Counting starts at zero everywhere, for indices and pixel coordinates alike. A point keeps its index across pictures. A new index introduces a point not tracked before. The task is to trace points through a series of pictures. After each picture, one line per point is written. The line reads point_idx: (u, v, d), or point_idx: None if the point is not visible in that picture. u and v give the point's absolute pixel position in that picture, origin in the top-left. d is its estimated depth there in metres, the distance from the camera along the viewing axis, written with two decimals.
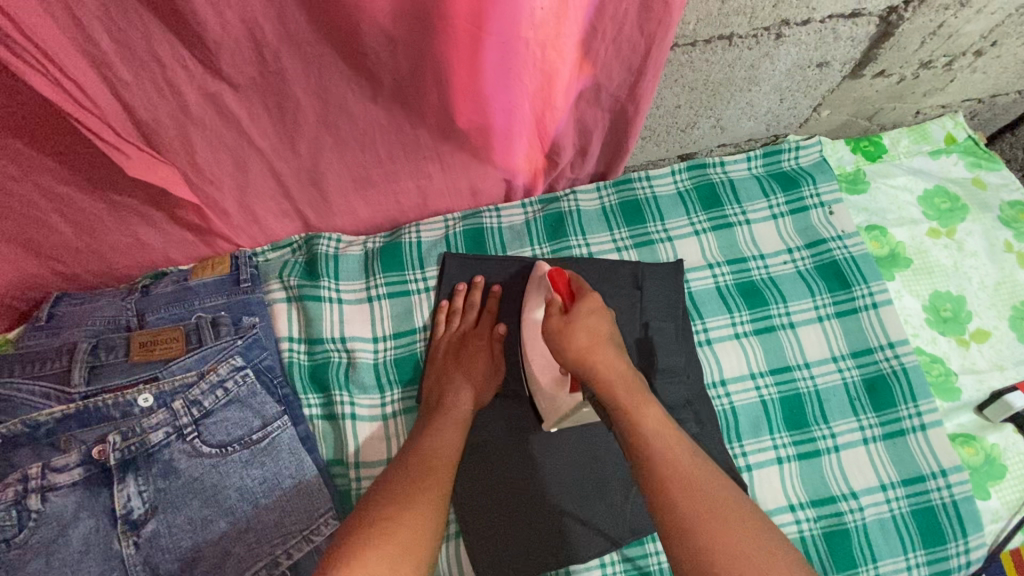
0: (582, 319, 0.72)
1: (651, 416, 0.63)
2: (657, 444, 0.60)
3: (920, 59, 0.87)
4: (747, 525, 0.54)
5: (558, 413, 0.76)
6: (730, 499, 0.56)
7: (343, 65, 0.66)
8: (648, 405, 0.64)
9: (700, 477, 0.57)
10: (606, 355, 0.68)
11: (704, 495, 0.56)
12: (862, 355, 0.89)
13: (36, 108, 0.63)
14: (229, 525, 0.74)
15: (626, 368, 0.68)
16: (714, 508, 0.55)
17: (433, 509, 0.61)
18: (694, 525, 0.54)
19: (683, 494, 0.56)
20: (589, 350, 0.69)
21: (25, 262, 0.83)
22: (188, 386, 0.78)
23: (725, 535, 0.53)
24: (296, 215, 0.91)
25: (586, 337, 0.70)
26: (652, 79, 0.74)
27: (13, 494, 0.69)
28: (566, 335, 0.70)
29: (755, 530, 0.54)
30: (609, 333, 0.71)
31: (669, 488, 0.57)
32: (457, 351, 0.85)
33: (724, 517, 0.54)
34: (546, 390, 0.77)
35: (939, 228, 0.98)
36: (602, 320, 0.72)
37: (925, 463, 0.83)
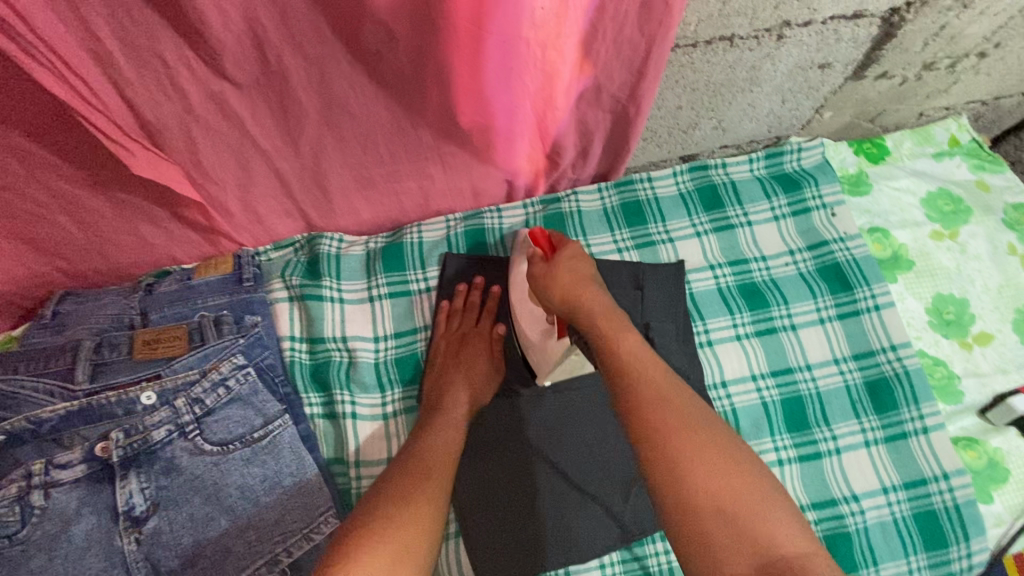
0: (565, 263, 0.74)
1: (630, 341, 0.63)
2: (636, 366, 0.60)
3: (922, 60, 0.87)
4: (725, 450, 0.53)
5: (549, 363, 0.83)
6: (709, 424, 0.55)
7: (345, 65, 0.66)
8: (628, 332, 0.64)
9: (677, 399, 0.56)
10: (592, 295, 0.69)
11: (682, 416, 0.55)
12: (864, 357, 0.88)
13: (43, 107, 0.63)
14: (229, 523, 0.74)
15: (609, 304, 0.69)
16: (691, 427, 0.54)
17: (431, 504, 0.62)
18: (667, 439, 0.53)
19: (661, 412, 0.55)
20: (571, 288, 0.71)
21: (31, 260, 0.84)
22: (190, 384, 0.78)
23: (700, 455, 0.52)
24: (298, 215, 0.91)
25: (570, 279, 0.72)
26: (653, 80, 0.74)
27: (17, 490, 0.70)
28: (551, 278, 0.73)
29: (734, 456, 0.53)
30: (591, 276, 0.73)
31: (646, 405, 0.56)
32: (460, 352, 0.85)
33: (700, 437, 0.53)
34: (535, 342, 0.83)
35: (942, 231, 0.98)
36: (584, 264, 0.75)
37: (927, 467, 0.83)
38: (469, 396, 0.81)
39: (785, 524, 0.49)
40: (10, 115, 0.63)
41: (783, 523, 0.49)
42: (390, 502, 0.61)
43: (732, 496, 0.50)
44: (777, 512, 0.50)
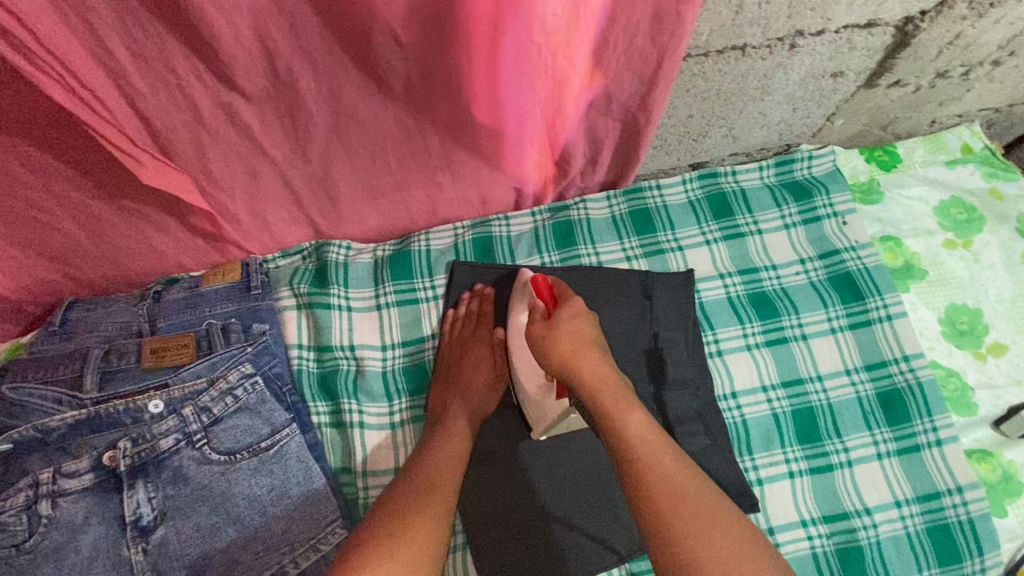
0: (565, 326, 0.71)
1: (636, 423, 0.63)
2: (645, 454, 0.61)
3: (936, 69, 0.86)
4: (739, 539, 0.55)
5: (545, 421, 0.77)
6: (723, 511, 0.57)
7: (355, 75, 0.66)
8: (634, 411, 0.64)
9: (689, 489, 0.58)
10: (591, 363, 0.68)
11: (694, 507, 0.56)
12: (875, 368, 0.87)
13: (54, 117, 0.64)
14: (236, 534, 0.74)
15: (613, 376, 0.68)
16: (704, 520, 0.55)
17: (431, 527, 0.60)
18: (682, 536, 0.55)
19: (673, 506, 0.56)
20: (575, 356, 0.69)
21: (41, 267, 0.84)
22: (197, 393, 0.78)
23: (717, 549, 0.54)
24: (307, 222, 0.91)
25: (571, 345, 0.69)
26: (664, 89, 0.73)
27: (24, 499, 0.70)
28: (551, 341, 0.70)
29: (747, 544, 0.55)
30: (594, 338, 0.71)
31: (659, 500, 0.57)
32: (461, 357, 0.85)
33: (713, 528, 0.55)
34: (533, 397, 0.78)
35: (955, 240, 0.97)
36: (586, 324, 0.72)
37: (941, 480, 0.82)
38: (473, 405, 0.80)
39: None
40: (21, 126, 0.64)
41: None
42: (395, 516, 0.60)
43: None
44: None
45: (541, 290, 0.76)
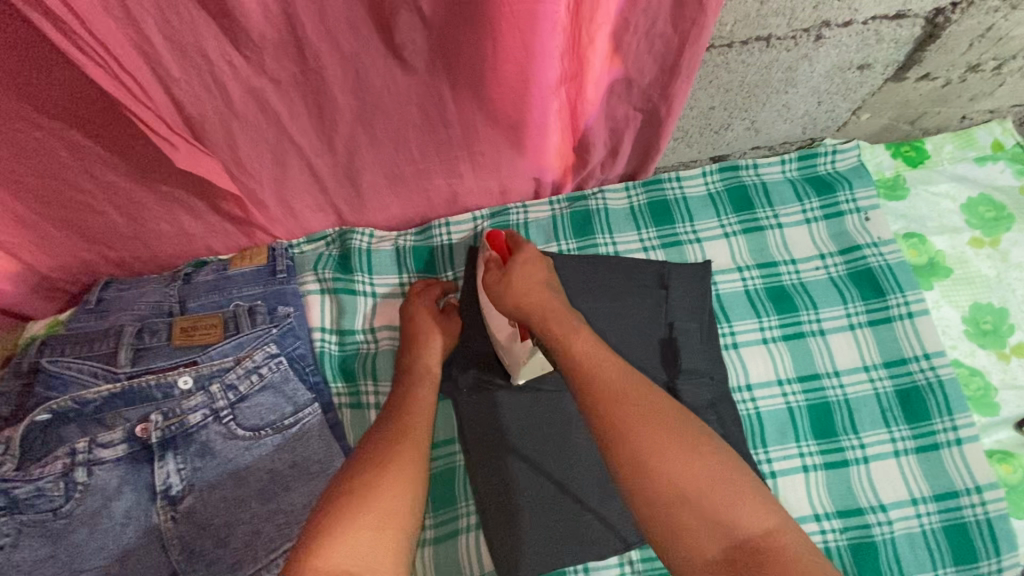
0: (518, 267, 0.74)
1: (583, 342, 0.64)
2: (591, 364, 0.62)
3: (967, 62, 0.84)
4: (686, 435, 0.56)
5: (519, 361, 0.79)
6: (670, 411, 0.58)
7: (379, 63, 0.68)
8: (579, 331, 0.66)
9: (637, 393, 0.59)
10: (543, 297, 0.70)
11: (639, 401, 0.58)
12: (895, 365, 0.87)
13: (94, 100, 0.67)
14: (260, 507, 0.76)
15: (562, 306, 0.69)
16: (649, 416, 0.56)
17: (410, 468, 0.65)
18: (623, 431, 0.55)
19: (618, 404, 0.57)
20: (525, 296, 0.71)
21: (79, 246, 0.88)
22: (224, 371, 0.81)
23: (662, 442, 0.54)
24: (330, 209, 0.93)
25: (523, 286, 0.72)
26: (687, 79, 0.73)
27: (62, 465, 0.73)
28: (504, 286, 0.72)
29: (694, 439, 0.55)
30: (546, 278, 0.73)
31: (601, 398, 0.58)
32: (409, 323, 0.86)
33: (659, 425, 0.56)
34: (504, 344, 0.80)
35: (982, 238, 0.95)
36: (539, 268, 0.74)
37: (959, 479, 0.81)
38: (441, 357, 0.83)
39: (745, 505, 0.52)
40: (66, 109, 0.67)
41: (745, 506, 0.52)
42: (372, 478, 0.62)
43: (698, 479, 0.53)
44: (741, 489, 0.53)
45: (498, 242, 0.78)
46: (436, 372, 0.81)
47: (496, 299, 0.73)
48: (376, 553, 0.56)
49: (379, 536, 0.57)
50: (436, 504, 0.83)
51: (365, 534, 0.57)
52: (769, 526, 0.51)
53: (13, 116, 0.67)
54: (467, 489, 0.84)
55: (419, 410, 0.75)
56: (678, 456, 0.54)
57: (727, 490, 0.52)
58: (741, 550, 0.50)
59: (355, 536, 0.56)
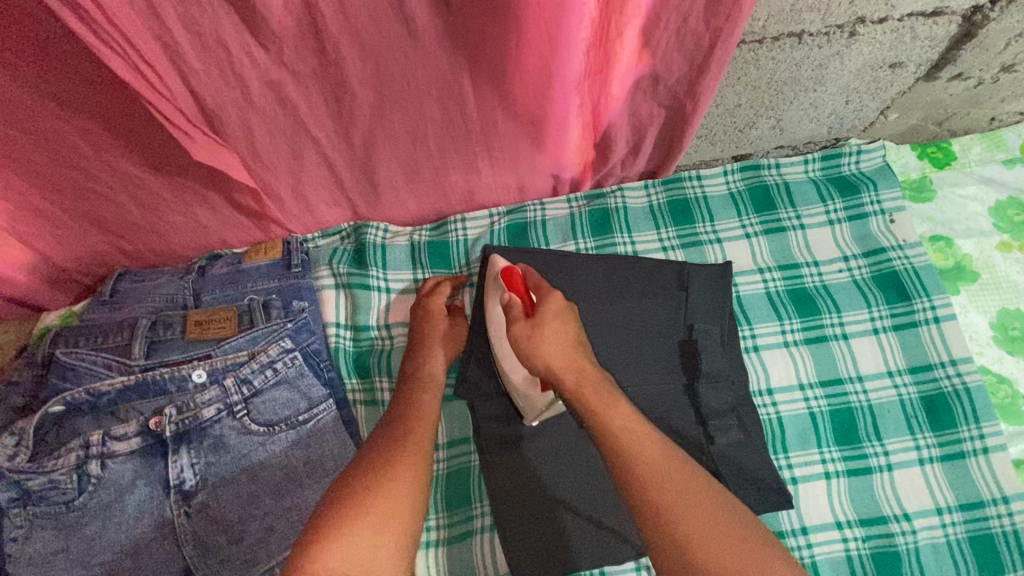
0: (548, 323, 0.69)
1: (621, 414, 0.61)
2: (632, 444, 0.59)
3: (1001, 62, 0.82)
4: (744, 535, 0.53)
5: (535, 407, 0.76)
6: (723, 505, 0.55)
7: (400, 56, 0.67)
8: (621, 405, 0.62)
9: (682, 480, 0.56)
10: (576, 359, 0.67)
11: (691, 495, 0.55)
12: (920, 371, 0.85)
13: (113, 92, 0.66)
14: (273, 503, 0.75)
15: (595, 370, 0.66)
16: (705, 515, 0.54)
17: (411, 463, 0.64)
18: (682, 533, 0.53)
19: (674, 502, 0.55)
20: (557, 355, 0.67)
21: (94, 237, 0.88)
22: (239, 365, 0.79)
23: (723, 545, 0.52)
24: (345, 204, 0.92)
25: (553, 342, 0.67)
26: (715, 75, 0.72)
27: (76, 458, 0.73)
28: (535, 342, 0.68)
29: (750, 538, 0.53)
30: (576, 338, 0.69)
31: (648, 485, 0.56)
32: (421, 317, 0.86)
33: (709, 517, 0.54)
34: (521, 389, 0.76)
35: (1011, 242, 0.93)
36: (567, 322, 0.70)
37: (986, 489, 0.79)
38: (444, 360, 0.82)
39: None
40: (84, 100, 0.67)
41: None
42: (373, 477, 0.62)
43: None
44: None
45: (516, 283, 0.74)
46: (439, 377, 0.80)
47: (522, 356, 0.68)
48: (372, 552, 0.56)
49: (377, 535, 0.57)
50: (451, 503, 0.82)
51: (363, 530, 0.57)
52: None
53: (30, 105, 0.67)
54: (482, 488, 0.83)
55: (420, 412, 0.73)
56: (727, 550, 0.52)
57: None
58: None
59: (356, 533, 0.56)
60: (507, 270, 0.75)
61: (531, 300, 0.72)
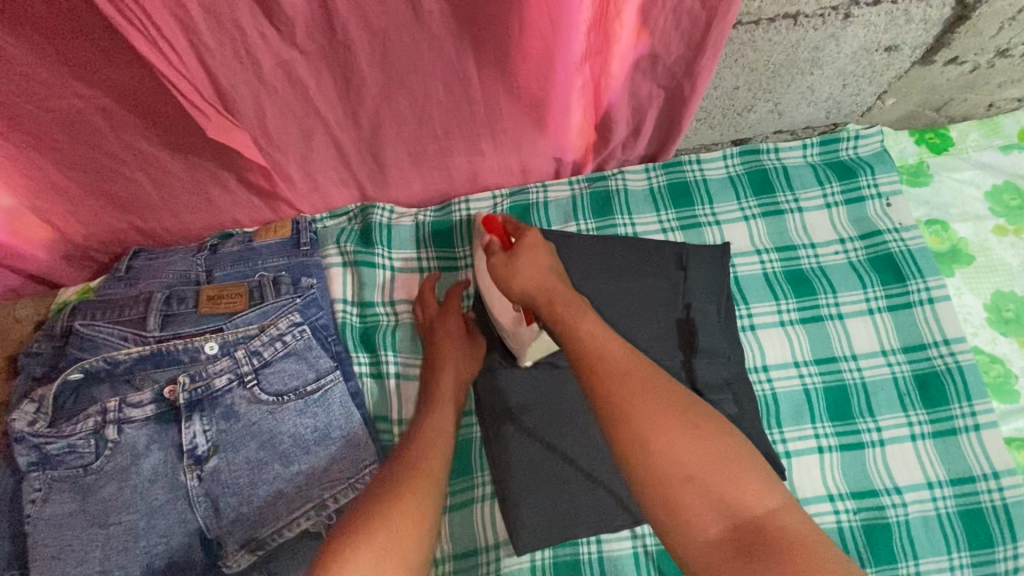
0: (522, 255, 0.72)
1: (591, 325, 0.63)
2: (598, 348, 0.61)
3: (996, 46, 0.83)
4: (702, 428, 0.56)
5: (525, 345, 0.81)
6: (679, 398, 0.58)
7: (407, 37, 0.69)
8: (589, 316, 0.64)
9: (643, 379, 0.58)
10: (551, 281, 0.69)
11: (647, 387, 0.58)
12: (913, 350, 0.86)
13: (131, 71, 0.69)
14: (282, 469, 0.77)
15: (566, 290, 0.69)
16: (658, 405, 0.56)
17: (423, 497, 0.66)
18: (635, 417, 0.56)
19: (629, 393, 0.57)
20: (530, 279, 0.70)
21: (111, 216, 0.91)
22: (249, 338, 0.82)
23: (674, 429, 0.55)
24: (353, 184, 0.95)
25: (529, 269, 0.70)
26: (713, 56, 0.73)
27: (93, 424, 0.76)
28: (510, 271, 0.71)
29: (702, 423, 0.56)
30: (550, 264, 0.72)
31: (609, 382, 0.58)
32: (432, 332, 0.88)
33: (667, 411, 0.56)
34: (509, 328, 0.81)
35: (1006, 226, 0.94)
36: (543, 253, 0.73)
37: (977, 464, 0.80)
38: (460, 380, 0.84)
39: (756, 490, 0.53)
40: (104, 78, 0.69)
41: (755, 491, 0.53)
42: (390, 499, 0.64)
43: (707, 468, 0.53)
44: (750, 483, 0.54)
45: (496, 228, 0.76)
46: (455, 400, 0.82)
47: (502, 283, 0.72)
48: None
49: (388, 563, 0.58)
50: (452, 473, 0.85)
51: (372, 554, 0.58)
52: (773, 511, 0.53)
53: (53, 84, 0.69)
54: (482, 459, 0.85)
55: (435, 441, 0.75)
56: (680, 441, 0.54)
57: (740, 477, 0.54)
58: (744, 536, 0.51)
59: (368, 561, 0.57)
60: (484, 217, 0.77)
61: (509, 241, 0.77)
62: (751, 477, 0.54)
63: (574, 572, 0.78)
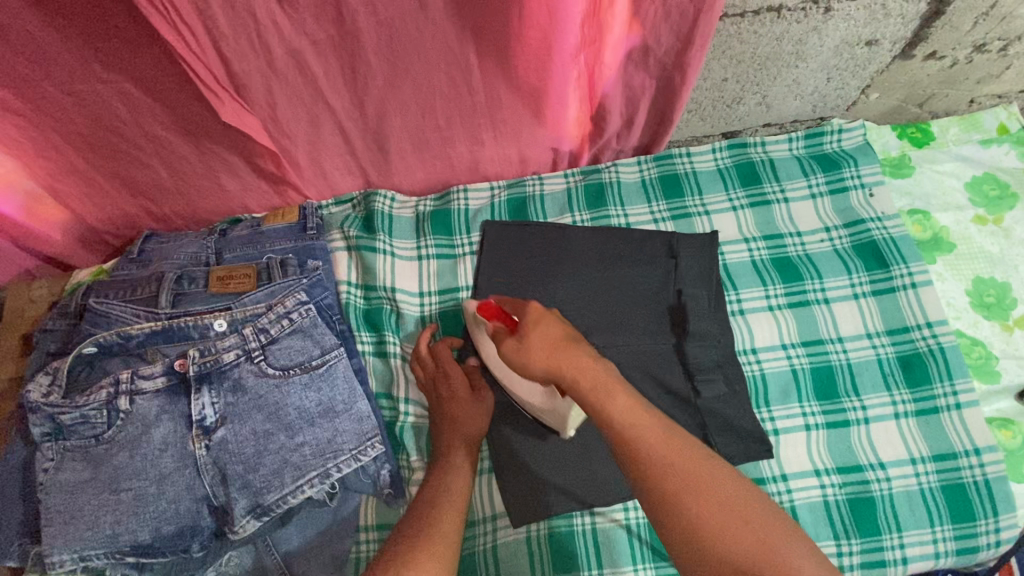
0: (532, 332, 0.67)
1: (622, 403, 0.60)
2: (638, 435, 0.59)
3: (973, 41, 0.87)
4: (754, 514, 0.54)
5: (564, 420, 0.77)
6: (725, 480, 0.57)
7: (411, 28, 0.73)
8: (617, 391, 0.61)
9: (687, 466, 0.57)
10: (570, 358, 0.64)
11: (699, 476, 0.56)
12: (898, 333, 0.89)
13: (150, 57, 0.73)
14: (287, 439, 0.80)
15: (593, 363, 0.64)
16: (712, 495, 0.55)
17: (442, 547, 0.65)
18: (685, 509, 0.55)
19: (676, 484, 0.56)
20: (552, 359, 0.64)
21: (125, 201, 0.95)
22: (257, 316, 0.85)
23: (725, 519, 0.54)
24: (358, 172, 0.99)
25: (544, 348, 0.65)
26: (700, 48, 0.78)
27: (106, 395, 0.78)
28: (525, 354, 0.66)
29: (751, 509, 0.55)
30: (565, 334, 0.67)
31: (653, 472, 0.57)
32: (439, 389, 0.85)
33: (717, 500, 0.55)
34: (543, 406, 0.78)
35: (985, 216, 0.98)
36: (550, 323, 0.68)
37: (959, 441, 0.83)
38: (469, 430, 0.82)
39: (817, 572, 0.51)
40: (125, 63, 0.73)
41: (816, 572, 0.51)
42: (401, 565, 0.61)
43: (769, 555, 0.52)
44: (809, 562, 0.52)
45: (491, 311, 0.75)
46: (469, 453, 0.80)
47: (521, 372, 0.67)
48: None
49: None
50: None
51: None
52: None
53: (76, 69, 0.73)
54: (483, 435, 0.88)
55: (451, 497, 0.73)
56: (735, 533, 0.53)
57: (800, 560, 0.52)
58: None
59: None
60: (481, 305, 0.76)
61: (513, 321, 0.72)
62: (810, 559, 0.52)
63: (568, 543, 0.80)
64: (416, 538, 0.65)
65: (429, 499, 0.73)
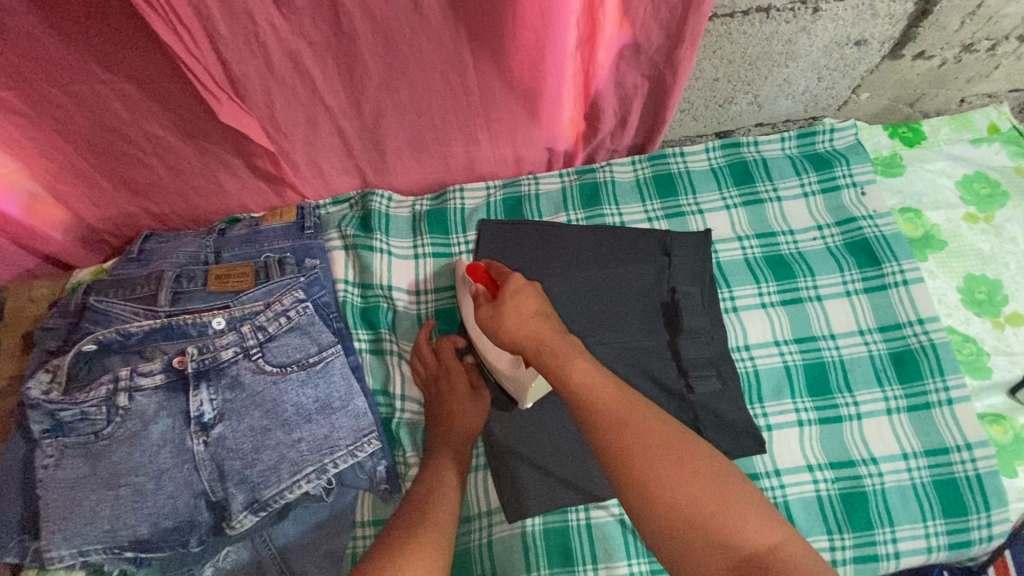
0: (507, 301, 0.67)
1: (581, 369, 0.61)
2: (592, 396, 0.59)
3: (961, 41, 0.89)
4: (700, 469, 0.55)
5: (523, 390, 0.78)
6: (673, 435, 0.57)
7: (406, 29, 0.74)
8: (578, 359, 0.62)
9: (640, 423, 0.57)
10: (541, 332, 0.64)
11: (656, 439, 0.56)
12: (890, 329, 0.90)
13: (149, 58, 0.74)
14: (283, 435, 0.81)
15: (565, 342, 0.64)
16: (657, 449, 0.55)
17: (435, 542, 0.65)
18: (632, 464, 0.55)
19: (626, 442, 0.56)
20: (521, 326, 0.65)
21: (125, 201, 0.96)
22: (255, 314, 0.86)
23: (671, 474, 0.54)
24: (355, 172, 1.00)
25: (516, 319, 0.66)
26: (690, 48, 0.79)
27: (106, 391, 0.79)
28: (496, 319, 0.67)
29: (699, 466, 0.55)
30: (540, 307, 0.67)
31: (605, 429, 0.57)
32: (438, 387, 0.87)
33: (665, 457, 0.55)
34: (506, 373, 0.80)
35: (977, 214, 0.99)
36: (528, 296, 0.67)
37: (950, 436, 0.84)
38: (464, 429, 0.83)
39: (756, 525, 0.52)
40: (125, 64, 0.74)
41: (755, 525, 0.52)
42: (393, 560, 0.61)
43: (710, 508, 0.52)
44: (750, 516, 0.52)
45: (480, 275, 0.74)
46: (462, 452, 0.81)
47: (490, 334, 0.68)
48: None
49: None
50: None
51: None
52: (776, 546, 0.51)
53: (77, 70, 0.74)
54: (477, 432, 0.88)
55: (444, 493, 0.74)
56: (678, 486, 0.53)
57: (739, 514, 0.52)
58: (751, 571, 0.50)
59: None
60: (470, 266, 0.76)
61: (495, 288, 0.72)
62: (750, 514, 0.52)
63: (563, 538, 0.81)
64: (408, 533, 0.66)
65: (422, 495, 0.74)
